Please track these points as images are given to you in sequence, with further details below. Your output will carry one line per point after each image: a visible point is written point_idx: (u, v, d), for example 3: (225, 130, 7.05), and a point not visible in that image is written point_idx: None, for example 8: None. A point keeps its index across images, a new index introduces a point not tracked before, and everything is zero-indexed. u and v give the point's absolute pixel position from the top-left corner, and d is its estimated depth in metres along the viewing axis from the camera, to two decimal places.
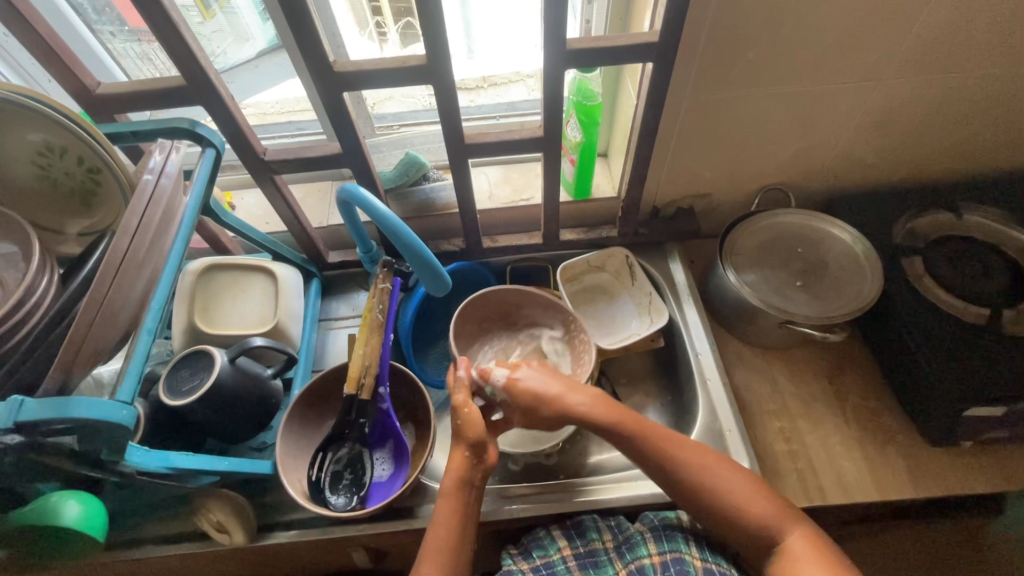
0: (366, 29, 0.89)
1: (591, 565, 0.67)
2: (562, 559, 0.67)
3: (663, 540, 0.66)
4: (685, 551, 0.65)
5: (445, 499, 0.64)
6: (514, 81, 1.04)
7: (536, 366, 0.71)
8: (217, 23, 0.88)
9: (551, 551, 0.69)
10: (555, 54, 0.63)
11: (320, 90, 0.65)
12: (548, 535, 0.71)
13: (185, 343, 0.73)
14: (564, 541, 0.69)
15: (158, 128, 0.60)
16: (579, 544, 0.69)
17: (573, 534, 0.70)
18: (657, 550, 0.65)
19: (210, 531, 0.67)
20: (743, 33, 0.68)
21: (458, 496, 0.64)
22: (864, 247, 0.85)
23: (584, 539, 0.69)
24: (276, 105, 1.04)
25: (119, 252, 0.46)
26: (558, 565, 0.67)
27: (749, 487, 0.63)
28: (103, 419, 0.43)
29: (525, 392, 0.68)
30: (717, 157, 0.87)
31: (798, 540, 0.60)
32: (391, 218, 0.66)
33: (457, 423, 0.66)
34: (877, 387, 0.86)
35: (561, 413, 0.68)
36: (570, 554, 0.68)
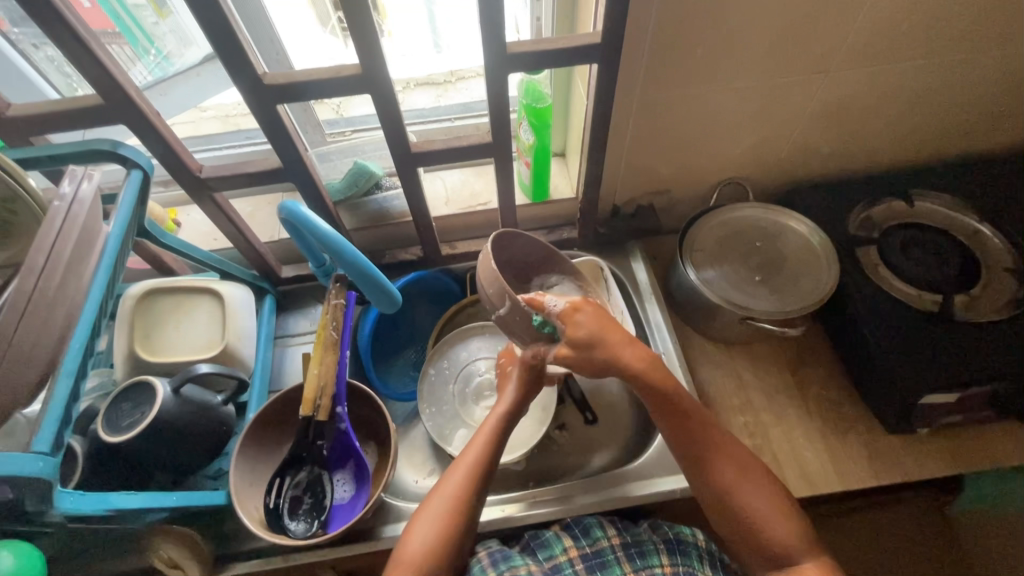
0: (328, 23, 0.82)
1: (599, 567, 0.64)
2: (570, 562, 0.65)
3: (676, 552, 0.65)
4: (699, 569, 0.65)
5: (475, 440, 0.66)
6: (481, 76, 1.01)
7: (598, 307, 0.62)
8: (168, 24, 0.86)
9: (556, 552, 0.66)
10: (496, 57, 0.61)
11: (251, 103, 0.62)
12: (553, 534, 0.69)
13: (127, 372, 0.70)
14: (570, 542, 0.67)
15: (76, 152, 0.57)
16: (584, 545, 0.67)
17: (577, 534, 0.68)
18: (670, 561, 0.64)
19: (161, 569, 0.63)
20: (688, 30, 0.67)
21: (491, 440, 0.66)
22: (819, 239, 0.85)
23: (590, 540, 0.67)
24: (239, 107, 1.00)
25: (24, 293, 0.43)
26: (563, 567, 0.64)
27: (777, 507, 0.60)
28: (18, 474, 0.41)
29: (582, 327, 0.60)
30: (673, 154, 0.86)
31: (811, 567, 0.57)
32: (337, 236, 0.63)
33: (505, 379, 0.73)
34: (838, 377, 0.87)
35: (611, 365, 0.61)
36: (577, 556, 0.65)
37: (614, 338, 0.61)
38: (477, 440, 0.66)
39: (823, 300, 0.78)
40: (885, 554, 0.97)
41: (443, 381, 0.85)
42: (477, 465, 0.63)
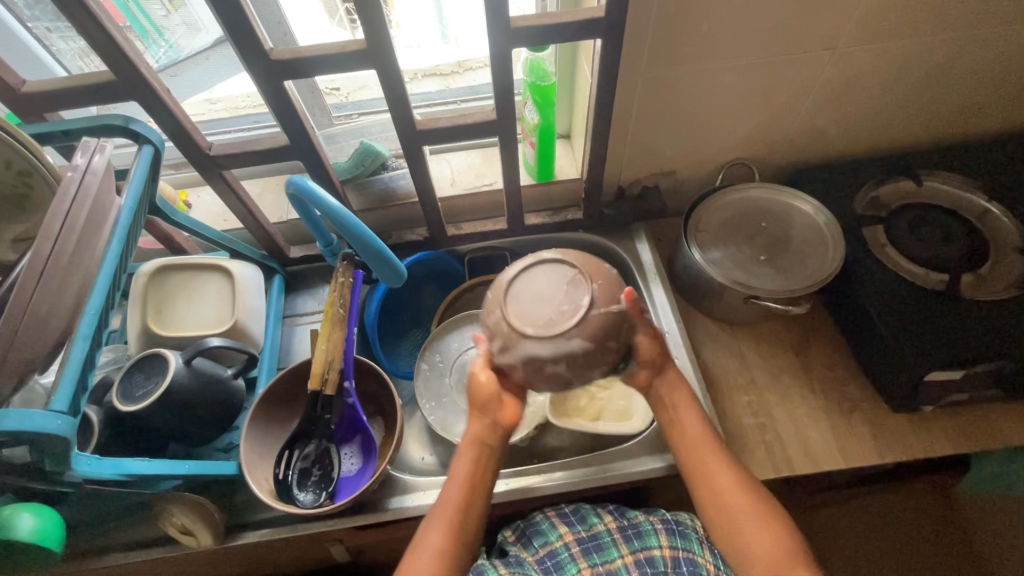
0: (336, 14, 0.83)
1: (595, 549, 0.67)
2: (566, 546, 0.67)
3: (675, 536, 0.67)
4: (697, 553, 0.65)
5: (455, 471, 0.62)
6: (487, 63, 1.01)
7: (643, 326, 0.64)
8: (181, 16, 0.86)
9: (552, 538, 0.69)
10: (500, 33, 0.61)
11: (259, 80, 0.62)
12: (548, 521, 0.71)
13: (140, 347, 0.71)
14: (565, 528, 0.69)
15: (90, 127, 0.58)
16: (580, 530, 0.69)
17: (573, 521, 0.70)
18: (669, 543, 0.66)
19: (174, 534, 0.66)
20: (694, 6, 0.67)
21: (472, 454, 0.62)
22: (825, 219, 0.85)
23: (587, 525, 0.70)
24: (248, 99, 0.99)
25: (41, 258, 0.44)
26: (561, 553, 0.67)
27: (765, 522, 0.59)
28: (40, 429, 0.42)
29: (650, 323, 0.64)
30: (678, 134, 0.86)
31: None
32: (342, 210, 0.64)
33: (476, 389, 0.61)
34: (842, 357, 0.87)
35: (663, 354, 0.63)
36: (573, 540, 0.68)
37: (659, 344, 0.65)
38: (459, 470, 0.62)
39: (828, 280, 0.78)
40: (889, 536, 0.97)
41: (438, 375, 0.86)
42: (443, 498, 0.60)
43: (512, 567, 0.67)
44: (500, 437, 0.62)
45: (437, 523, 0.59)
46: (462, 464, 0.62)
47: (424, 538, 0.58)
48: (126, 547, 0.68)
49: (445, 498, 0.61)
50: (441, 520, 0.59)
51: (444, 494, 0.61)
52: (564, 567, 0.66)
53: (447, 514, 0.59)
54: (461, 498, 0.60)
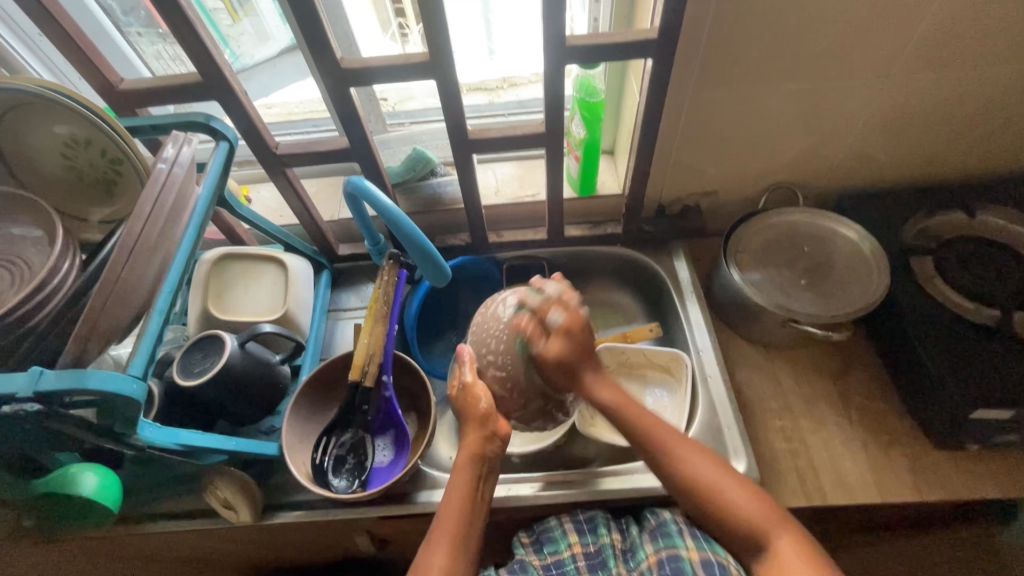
0: (389, 29, 0.91)
1: (599, 565, 0.68)
2: (573, 558, 0.69)
3: (657, 538, 0.68)
4: (681, 547, 0.66)
5: (454, 486, 0.63)
6: (533, 81, 1.05)
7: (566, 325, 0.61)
8: (243, 26, 0.94)
9: (562, 548, 0.70)
10: (556, 50, 0.64)
11: (328, 87, 0.67)
12: (559, 528, 0.73)
13: (200, 328, 0.76)
14: (575, 538, 0.71)
15: (176, 122, 0.64)
16: (589, 542, 0.70)
17: (584, 530, 0.72)
18: (654, 549, 0.67)
19: (217, 507, 0.70)
20: (745, 29, 0.68)
21: (469, 469, 0.63)
22: (870, 245, 0.84)
23: (594, 536, 0.71)
24: (301, 105, 1.07)
25: (133, 236, 0.49)
26: (567, 564, 0.69)
27: (732, 481, 0.62)
28: (117, 392, 0.47)
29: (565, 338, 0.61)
30: (722, 154, 0.87)
31: (787, 545, 0.57)
32: (394, 210, 0.68)
33: (462, 402, 0.63)
34: (883, 390, 0.85)
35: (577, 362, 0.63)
36: (580, 552, 0.69)
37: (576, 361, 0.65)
38: (454, 488, 0.63)
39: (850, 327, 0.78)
40: None
41: None
42: (462, 503, 0.62)
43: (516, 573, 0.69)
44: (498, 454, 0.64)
45: (440, 544, 0.60)
46: (459, 479, 0.63)
47: (430, 559, 0.59)
48: (169, 515, 0.72)
49: (447, 517, 0.61)
50: (446, 524, 0.61)
51: (443, 514, 0.62)
52: None
53: (450, 529, 0.61)
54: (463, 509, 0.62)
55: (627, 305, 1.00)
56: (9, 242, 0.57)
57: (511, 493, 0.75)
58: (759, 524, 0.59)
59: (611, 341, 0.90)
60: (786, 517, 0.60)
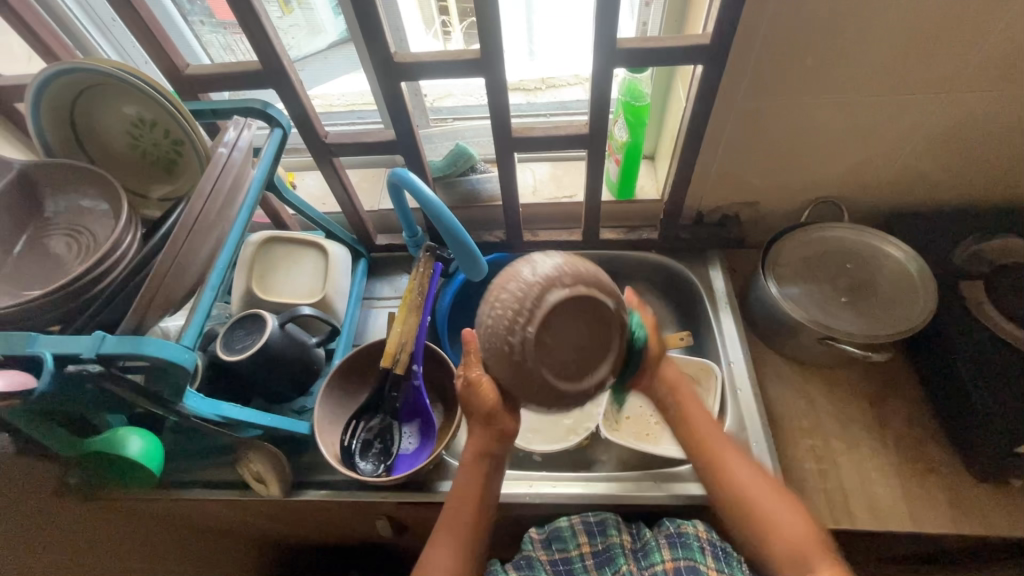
0: (432, 27, 0.93)
1: (607, 563, 0.69)
2: (581, 558, 0.70)
3: (677, 547, 0.68)
4: (700, 561, 0.67)
5: (459, 482, 0.64)
6: (572, 83, 1.05)
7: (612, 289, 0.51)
8: (294, 18, 0.95)
9: (570, 547, 0.71)
10: (605, 52, 0.64)
11: (379, 80, 0.69)
12: (569, 526, 0.73)
13: (242, 306, 0.79)
14: (584, 538, 0.71)
15: (236, 107, 0.67)
16: (597, 542, 0.71)
17: (593, 531, 0.72)
18: (671, 556, 0.67)
19: (248, 480, 0.73)
20: (801, 38, 0.67)
21: (477, 466, 0.63)
22: (918, 267, 0.81)
23: (604, 537, 0.71)
24: (342, 98, 1.10)
25: (194, 213, 0.52)
26: (575, 563, 0.70)
27: (783, 502, 0.62)
28: (170, 361, 0.49)
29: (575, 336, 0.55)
30: (766, 164, 0.85)
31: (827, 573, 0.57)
32: (436, 203, 0.69)
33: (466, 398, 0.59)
34: (921, 415, 0.82)
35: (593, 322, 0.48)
36: (589, 552, 0.70)
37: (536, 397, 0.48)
38: (458, 488, 0.64)
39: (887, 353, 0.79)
40: None
41: None
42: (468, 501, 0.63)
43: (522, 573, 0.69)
44: (503, 449, 0.62)
45: (441, 540, 0.61)
46: (468, 475, 0.63)
47: (430, 556, 0.61)
48: (203, 484, 0.76)
49: (447, 516, 0.63)
50: (449, 522, 0.62)
51: (449, 507, 0.63)
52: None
53: (452, 525, 0.62)
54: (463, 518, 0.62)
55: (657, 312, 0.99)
56: (78, 213, 0.60)
57: (531, 490, 0.76)
58: (800, 548, 0.59)
59: None
60: (824, 547, 0.60)
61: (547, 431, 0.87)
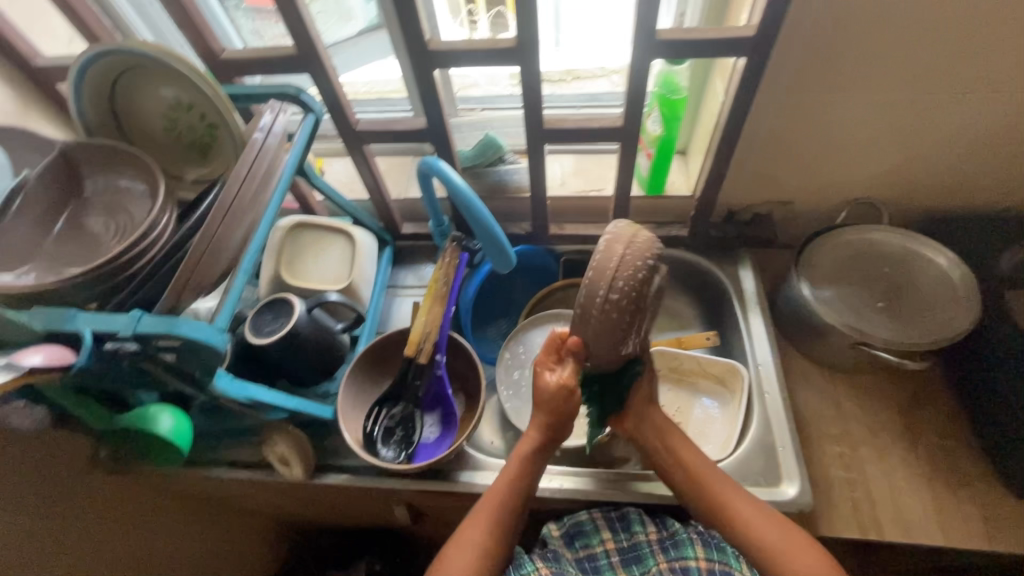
0: (459, 15, 0.92)
1: (634, 561, 0.68)
2: (606, 554, 0.69)
3: (710, 547, 0.67)
4: (733, 564, 0.66)
5: (506, 471, 0.68)
6: (598, 76, 1.03)
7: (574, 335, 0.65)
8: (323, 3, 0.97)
9: (594, 542, 0.71)
10: (644, 42, 0.63)
11: (412, 67, 0.68)
12: (591, 521, 0.72)
13: (270, 291, 0.80)
14: (607, 534, 0.71)
15: (270, 92, 0.67)
16: (622, 538, 0.70)
17: (616, 527, 0.71)
18: (704, 554, 0.66)
19: (274, 462, 0.74)
20: (850, 30, 0.65)
21: (529, 460, 0.67)
22: (960, 272, 0.78)
23: (629, 534, 0.70)
24: (366, 86, 1.10)
25: (229, 196, 0.52)
26: (601, 560, 0.69)
27: (795, 536, 0.61)
28: (204, 342, 0.50)
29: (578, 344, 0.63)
30: (804, 163, 0.83)
31: None
32: (467, 192, 0.69)
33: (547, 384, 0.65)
34: (957, 427, 0.80)
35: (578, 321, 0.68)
36: (614, 548, 0.70)
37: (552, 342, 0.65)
38: (504, 475, 0.67)
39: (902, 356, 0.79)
40: None
41: (518, 364, 0.89)
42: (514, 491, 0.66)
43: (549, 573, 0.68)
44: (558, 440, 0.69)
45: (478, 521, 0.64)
46: (514, 465, 0.68)
47: (466, 534, 0.63)
48: (228, 464, 0.77)
49: (488, 499, 0.66)
50: (489, 506, 0.65)
51: (492, 491, 0.66)
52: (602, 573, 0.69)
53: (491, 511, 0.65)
54: (501, 513, 0.64)
55: (682, 310, 0.98)
56: (116, 193, 0.61)
57: (550, 484, 0.75)
58: None
59: (665, 344, 0.89)
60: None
61: None
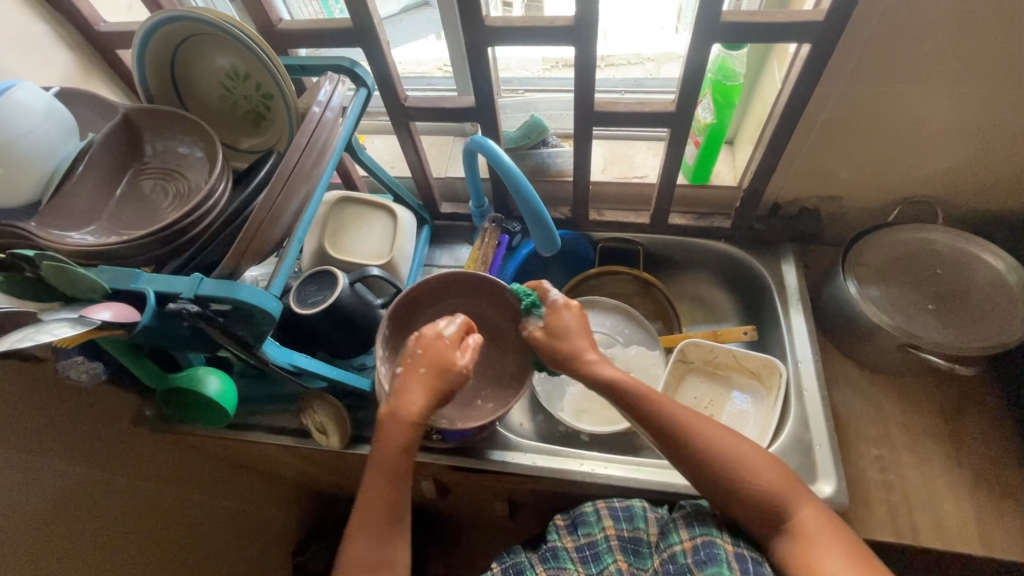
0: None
1: (632, 551, 0.65)
2: (606, 539, 0.66)
3: (693, 525, 0.63)
4: (717, 535, 0.61)
5: (375, 472, 0.58)
6: (633, 62, 1.02)
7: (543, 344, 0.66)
8: None
9: (595, 530, 0.67)
10: (705, 25, 0.61)
11: (466, 44, 0.67)
12: (593, 510, 0.69)
13: (313, 263, 0.81)
14: (609, 522, 0.67)
15: (326, 65, 0.67)
16: (624, 527, 0.67)
17: (619, 516, 0.68)
18: (688, 535, 0.62)
19: (312, 431, 0.76)
20: (923, 19, 0.62)
21: (401, 455, 0.58)
22: (1018, 278, 0.76)
23: (631, 523, 0.67)
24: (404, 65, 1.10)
25: (289, 165, 0.53)
26: (600, 545, 0.66)
27: (742, 449, 0.59)
28: (261, 307, 0.51)
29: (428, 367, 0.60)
30: (858, 157, 0.80)
31: (808, 513, 0.57)
32: (514, 171, 0.69)
33: (428, 356, 0.59)
34: (1003, 437, 0.77)
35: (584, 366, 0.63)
36: (614, 535, 0.66)
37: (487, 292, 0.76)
38: (373, 474, 0.59)
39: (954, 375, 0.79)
40: None
41: None
42: (391, 490, 0.58)
43: (549, 561, 0.67)
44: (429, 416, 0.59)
45: (367, 532, 0.57)
46: (383, 463, 0.58)
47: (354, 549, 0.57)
48: (266, 429, 0.79)
49: (365, 508, 0.58)
50: (369, 514, 0.58)
51: (368, 495, 0.58)
52: (601, 558, 0.65)
53: (373, 518, 0.58)
54: (393, 493, 0.58)
55: (719, 302, 0.96)
56: (174, 160, 0.63)
57: (584, 469, 0.76)
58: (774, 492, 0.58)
59: (700, 337, 0.87)
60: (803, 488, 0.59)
61: (599, 413, 0.86)
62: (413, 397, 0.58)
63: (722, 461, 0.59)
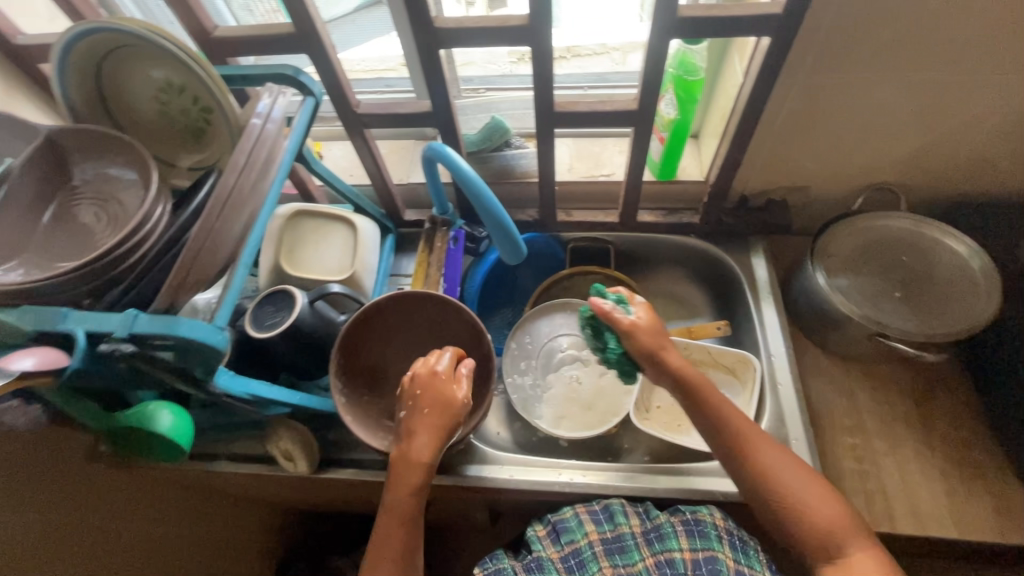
0: None
1: (619, 552, 0.65)
2: (591, 545, 0.66)
3: (694, 536, 0.64)
4: (718, 549, 0.63)
5: (389, 511, 0.57)
6: (598, 53, 0.99)
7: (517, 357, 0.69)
8: None
9: (577, 536, 0.67)
10: (663, 21, 0.59)
11: (417, 47, 0.64)
12: (574, 515, 0.69)
13: (270, 282, 0.78)
14: (591, 526, 0.67)
15: (267, 74, 0.63)
16: (606, 529, 0.67)
17: (600, 519, 0.68)
18: (690, 546, 0.63)
19: (278, 458, 0.73)
20: (879, 9, 0.61)
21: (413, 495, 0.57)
22: (980, 262, 0.76)
23: (613, 524, 0.67)
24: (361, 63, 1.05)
25: (227, 187, 0.49)
26: (585, 552, 0.66)
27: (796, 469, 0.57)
28: (204, 342, 0.48)
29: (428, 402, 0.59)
30: (821, 147, 0.80)
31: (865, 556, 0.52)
32: (473, 178, 0.66)
33: (428, 390, 0.59)
34: (971, 419, 0.79)
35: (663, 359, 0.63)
36: (598, 539, 0.66)
37: (458, 332, 0.74)
38: (385, 516, 0.58)
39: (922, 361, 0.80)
40: None
41: (525, 355, 0.87)
42: (402, 531, 0.57)
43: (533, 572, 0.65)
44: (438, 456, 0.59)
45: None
46: (395, 505, 0.57)
47: None
48: (230, 458, 0.76)
49: (375, 551, 0.57)
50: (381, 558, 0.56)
51: (381, 537, 0.57)
52: (588, 566, 0.65)
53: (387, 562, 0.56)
54: (404, 534, 0.57)
55: (691, 297, 0.96)
56: (105, 182, 0.58)
57: (562, 479, 0.74)
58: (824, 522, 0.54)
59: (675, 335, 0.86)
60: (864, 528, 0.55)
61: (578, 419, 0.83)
62: (421, 439, 0.58)
63: (778, 480, 0.56)
